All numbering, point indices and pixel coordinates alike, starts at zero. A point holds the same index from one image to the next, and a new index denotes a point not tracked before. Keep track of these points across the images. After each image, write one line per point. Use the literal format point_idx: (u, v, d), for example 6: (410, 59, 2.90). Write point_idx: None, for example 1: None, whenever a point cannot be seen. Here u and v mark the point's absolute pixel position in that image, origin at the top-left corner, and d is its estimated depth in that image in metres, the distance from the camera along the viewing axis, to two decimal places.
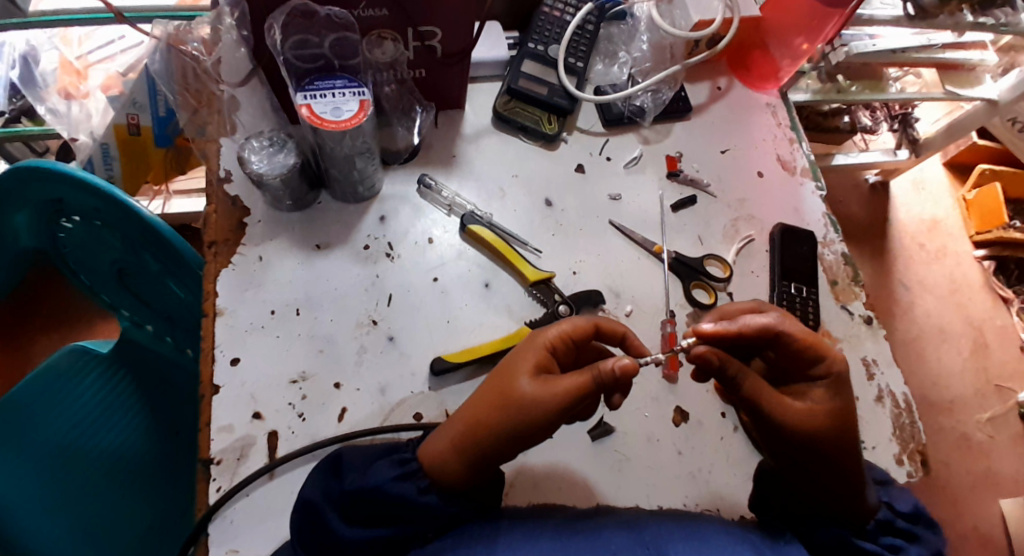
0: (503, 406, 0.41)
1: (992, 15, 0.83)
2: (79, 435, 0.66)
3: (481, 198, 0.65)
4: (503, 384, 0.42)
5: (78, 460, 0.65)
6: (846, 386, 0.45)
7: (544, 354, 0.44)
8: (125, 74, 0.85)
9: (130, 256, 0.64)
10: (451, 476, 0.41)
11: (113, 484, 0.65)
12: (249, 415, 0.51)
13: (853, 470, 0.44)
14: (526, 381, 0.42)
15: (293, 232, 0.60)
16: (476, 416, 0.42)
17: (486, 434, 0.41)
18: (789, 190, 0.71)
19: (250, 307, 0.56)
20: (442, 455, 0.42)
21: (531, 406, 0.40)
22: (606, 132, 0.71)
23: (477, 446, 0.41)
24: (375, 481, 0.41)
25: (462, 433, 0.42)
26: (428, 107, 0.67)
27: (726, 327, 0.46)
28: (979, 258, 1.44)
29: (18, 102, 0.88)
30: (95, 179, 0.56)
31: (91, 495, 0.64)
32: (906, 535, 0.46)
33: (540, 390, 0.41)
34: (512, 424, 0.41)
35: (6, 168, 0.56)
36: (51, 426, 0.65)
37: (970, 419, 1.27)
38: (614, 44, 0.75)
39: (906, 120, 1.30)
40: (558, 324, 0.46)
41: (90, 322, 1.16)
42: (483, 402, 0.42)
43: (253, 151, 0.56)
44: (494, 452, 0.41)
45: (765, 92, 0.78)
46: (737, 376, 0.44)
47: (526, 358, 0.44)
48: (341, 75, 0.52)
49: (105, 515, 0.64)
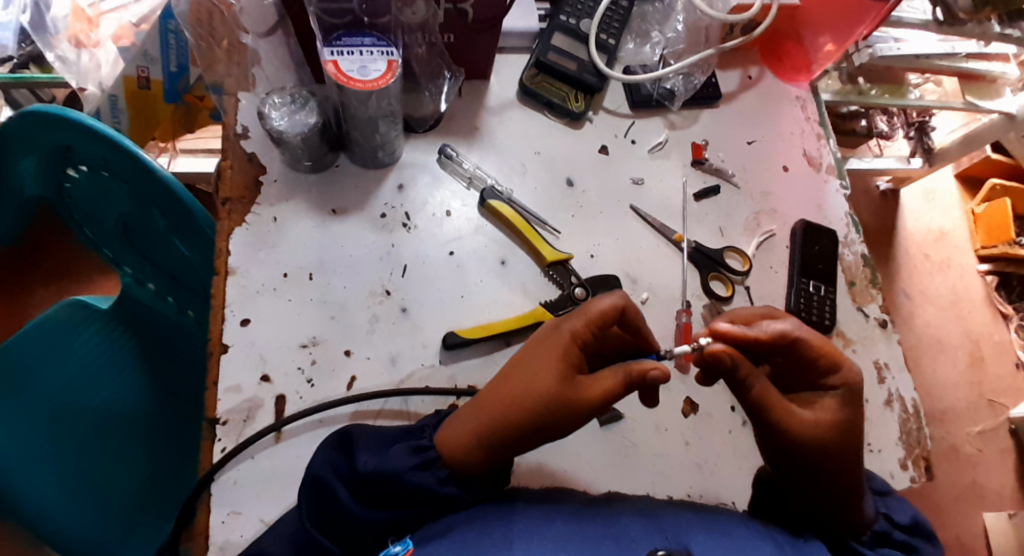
0: (534, 406, 0.40)
1: (1018, 28, 0.82)
2: (75, 389, 0.65)
3: (502, 172, 0.64)
4: (531, 379, 0.41)
5: (74, 414, 0.64)
6: (856, 400, 0.45)
7: (571, 344, 0.43)
8: (138, 25, 0.84)
9: (137, 213, 0.62)
10: (474, 464, 0.40)
11: (105, 442, 0.65)
12: (258, 377, 0.50)
13: (850, 483, 0.43)
14: (555, 373, 0.41)
15: (310, 195, 0.58)
16: (500, 405, 0.41)
17: (516, 430, 0.40)
18: (813, 186, 0.70)
19: (262, 267, 0.54)
20: (463, 448, 0.40)
21: (564, 409, 0.40)
22: (632, 114, 0.69)
23: (502, 442, 0.40)
24: (391, 467, 0.39)
25: (483, 421, 0.41)
26: (456, 74, 0.64)
27: (744, 332, 0.44)
28: (982, 272, 1.43)
29: (29, 47, 0.82)
30: (103, 127, 0.55)
31: (84, 454, 0.63)
32: (901, 546, 0.44)
33: (574, 391, 0.41)
34: (543, 424, 0.40)
35: (15, 113, 0.55)
36: (49, 376, 0.64)
37: (961, 431, 1.27)
38: (647, 23, 0.73)
39: (923, 127, 1.31)
40: (586, 313, 0.44)
41: (88, 278, 1.15)
42: (503, 391, 0.42)
43: (274, 106, 0.54)
44: (518, 447, 0.41)
45: (796, 85, 0.76)
46: (747, 381, 0.43)
47: (551, 349, 0.43)
48: (370, 33, 0.50)
49: (98, 471, 0.63)
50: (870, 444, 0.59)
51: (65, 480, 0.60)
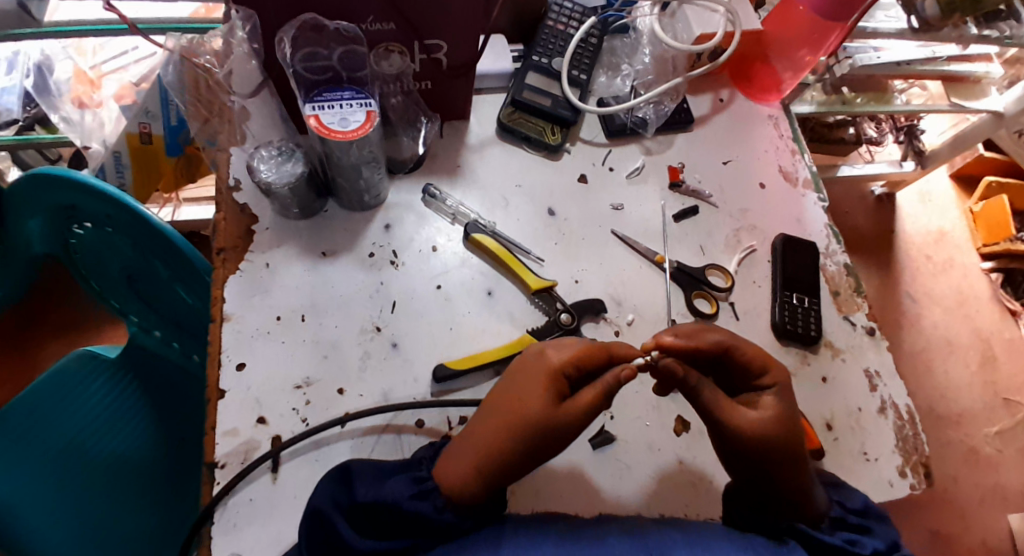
0: (524, 430, 0.43)
1: (996, 28, 0.87)
2: (81, 439, 0.67)
3: (485, 206, 0.66)
4: (520, 405, 0.44)
5: (81, 464, 0.66)
6: (789, 394, 0.48)
7: (557, 370, 0.46)
8: (138, 84, 0.88)
9: (140, 264, 0.65)
10: (473, 495, 0.42)
11: (111, 489, 0.66)
12: (254, 419, 0.52)
13: (799, 471, 0.45)
14: (542, 398, 0.44)
15: (301, 240, 0.61)
16: (494, 435, 0.44)
17: (508, 454, 0.43)
18: (792, 201, 0.72)
19: (257, 312, 0.57)
20: (462, 479, 0.43)
21: (551, 427, 0.43)
22: (608, 143, 0.72)
23: (498, 467, 0.43)
24: (393, 496, 0.42)
25: (480, 452, 0.43)
26: (433, 118, 0.68)
27: (684, 343, 0.48)
28: (986, 270, 1.43)
29: (33, 110, 0.91)
30: (107, 186, 0.58)
31: (92, 501, 0.64)
32: (860, 530, 0.46)
33: (558, 410, 0.44)
34: (534, 445, 0.43)
35: (26, 175, 0.58)
36: (56, 428, 0.66)
37: (979, 433, 1.25)
38: (617, 57, 0.76)
39: (912, 131, 1.31)
40: (569, 344, 0.48)
41: (99, 329, 1.18)
42: (495, 421, 0.44)
43: (263, 159, 0.57)
44: (514, 472, 0.43)
45: (767, 105, 0.79)
46: (698, 387, 0.46)
47: (537, 376, 0.46)
48: (348, 87, 0.53)
49: (107, 524, 0.64)
50: (866, 453, 0.59)
51: (71, 536, 0.62)
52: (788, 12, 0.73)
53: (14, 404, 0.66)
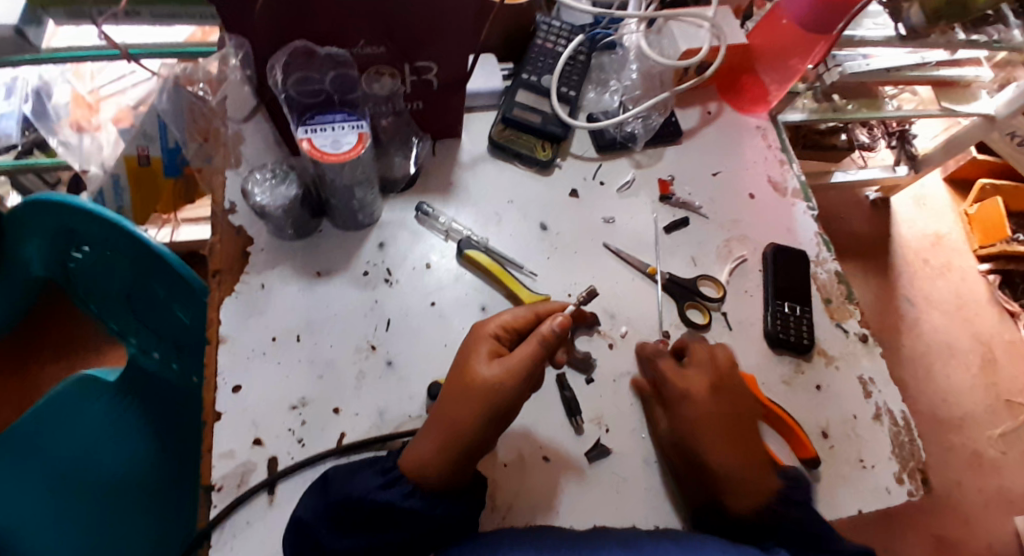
0: (470, 399, 0.45)
1: (985, 32, 0.89)
2: (81, 459, 0.68)
3: (478, 223, 0.67)
4: (462, 377, 0.46)
5: (83, 483, 0.67)
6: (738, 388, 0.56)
7: (496, 337, 0.49)
8: (137, 107, 0.90)
9: (139, 285, 0.66)
10: (438, 472, 0.43)
11: (110, 509, 0.66)
12: (250, 441, 0.52)
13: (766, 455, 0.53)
14: (479, 365, 0.46)
15: (296, 260, 0.61)
16: (444, 409, 0.45)
17: (461, 426, 0.44)
18: (782, 210, 0.73)
19: (252, 333, 0.57)
20: (423, 461, 0.44)
21: (496, 386, 0.45)
22: (599, 157, 0.73)
23: (455, 440, 0.44)
24: (361, 491, 0.43)
25: (436, 432, 0.45)
26: (423, 139, 0.69)
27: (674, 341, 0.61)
28: (983, 272, 1.44)
29: (32, 134, 0.89)
30: (102, 210, 0.59)
31: (93, 521, 0.65)
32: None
33: (500, 368, 0.45)
34: (484, 410, 0.44)
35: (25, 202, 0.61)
36: (59, 449, 0.68)
37: (981, 436, 1.25)
38: (605, 73, 0.78)
39: (904, 136, 1.33)
40: (500, 318, 0.51)
41: (99, 350, 1.19)
42: (443, 401, 0.46)
43: (257, 183, 0.58)
44: (473, 441, 0.44)
45: (755, 116, 0.80)
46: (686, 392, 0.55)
47: (474, 349, 0.48)
48: (340, 110, 0.54)
49: (106, 546, 0.65)
50: (862, 460, 0.60)
51: None
52: (772, 27, 0.75)
53: (18, 428, 0.69)
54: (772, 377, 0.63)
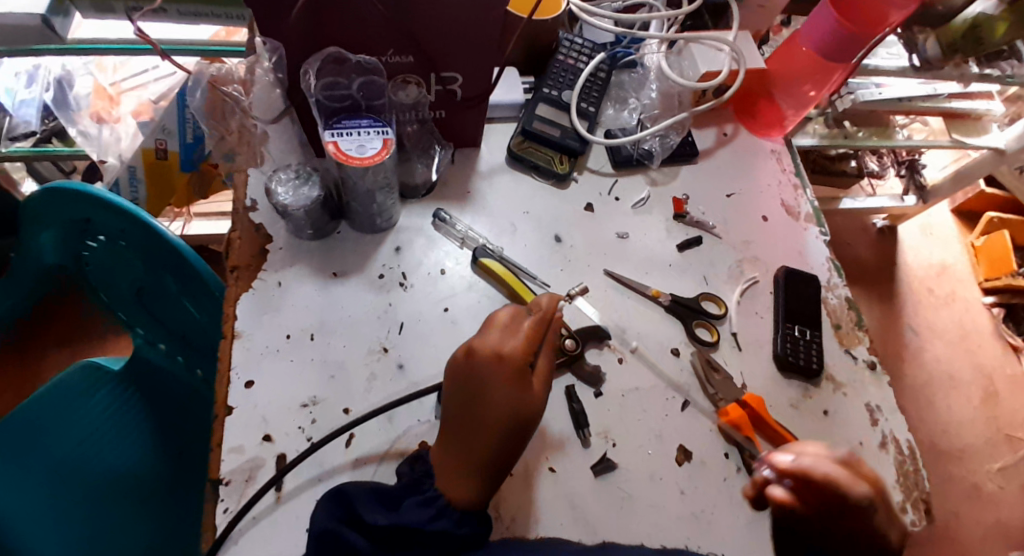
0: (515, 429, 0.47)
1: (998, 68, 0.90)
2: (80, 451, 0.67)
3: (493, 232, 0.68)
4: (504, 407, 0.47)
5: (80, 476, 0.66)
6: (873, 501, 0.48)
7: (521, 363, 0.50)
8: (157, 102, 0.90)
9: (151, 278, 0.67)
10: (478, 499, 0.46)
11: (107, 500, 0.66)
12: (260, 437, 0.53)
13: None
14: (518, 394, 0.48)
15: (312, 260, 0.62)
16: (481, 439, 0.47)
17: (503, 456, 0.47)
18: (794, 234, 0.73)
19: (267, 330, 0.58)
20: (468, 491, 0.46)
21: (532, 413, 0.48)
22: (614, 173, 0.74)
23: (497, 468, 0.47)
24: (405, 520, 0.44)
25: (477, 462, 0.47)
26: (446, 147, 0.70)
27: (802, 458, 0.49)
28: (988, 305, 1.44)
29: (51, 122, 0.93)
30: (122, 201, 0.61)
31: (90, 515, 0.64)
32: None
33: (531, 394, 0.49)
34: (522, 436, 0.48)
35: (42, 189, 0.61)
36: (58, 440, 0.67)
37: (981, 469, 1.25)
38: (625, 91, 0.79)
39: (913, 166, 1.34)
40: (517, 333, 0.51)
41: (103, 340, 1.19)
42: (482, 430, 0.47)
43: (280, 183, 0.59)
44: (507, 463, 0.48)
45: (770, 139, 0.80)
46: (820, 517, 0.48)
47: (504, 373, 0.49)
48: (367, 115, 0.55)
49: (104, 540, 0.64)
50: None
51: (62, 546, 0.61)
52: (790, 51, 0.76)
53: (18, 415, 0.67)
54: (780, 400, 0.63)
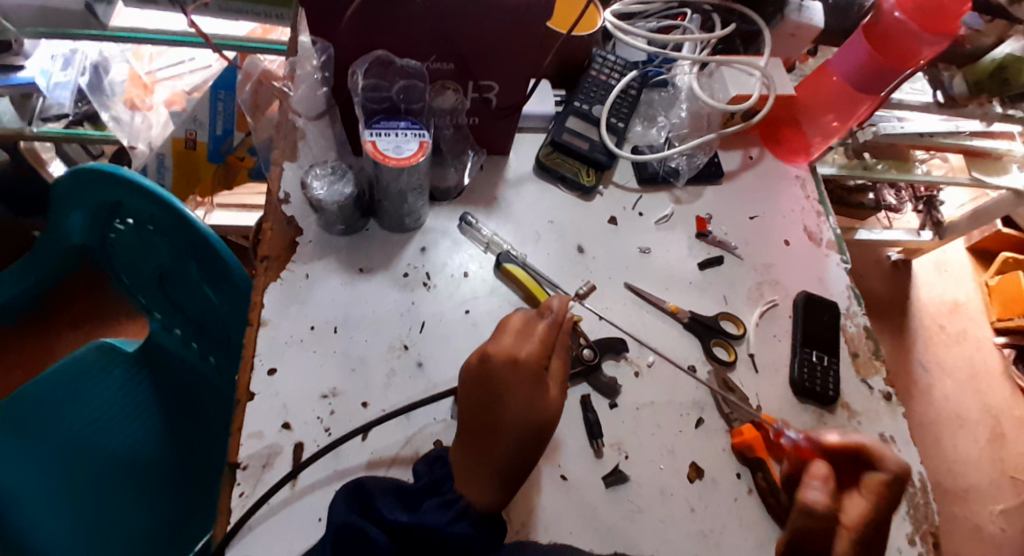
0: (532, 434, 0.48)
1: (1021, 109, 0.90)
2: (87, 430, 0.69)
3: (517, 239, 0.69)
4: (520, 412, 0.48)
5: (85, 454, 0.67)
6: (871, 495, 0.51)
7: (536, 368, 0.50)
8: (190, 93, 0.93)
9: (174, 262, 0.68)
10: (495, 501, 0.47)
11: (114, 480, 0.67)
12: (279, 424, 0.54)
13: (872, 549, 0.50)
14: (533, 398, 0.49)
15: (340, 255, 0.63)
16: (497, 443, 0.47)
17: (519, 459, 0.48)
18: (814, 260, 0.74)
19: (292, 321, 0.59)
20: (485, 494, 0.47)
21: (548, 417, 0.49)
22: (639, 189, 0.75)
23: (513, 470, 0.48)
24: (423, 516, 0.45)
25: (493, 465, 0.47)
26: (478, 152, 0.71)
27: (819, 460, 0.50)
28: (999, 345, 1.43)
29: (84, 107, 0.92)
30: (145, 181, 0.61)
31: (94, 495, 0.65)
32: None
33: (546, 399, 0.50)
34: (539, 439, 0.49)
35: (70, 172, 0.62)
36: (65, 420, 0.68)
37: (984, 511, 1.23)
38: (654, 109, 0.80)
39: (931, 202, 1.36)
40: (531, 338, 0.52)
41: (116, 323, 1.21)
42: (499, 435, 0.47)
43: (316, 177, 0.61)
44: (522, 467, 0.48)
45: (795, 165, 0.81)
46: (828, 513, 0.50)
47: (519, 377, 0.49)
48: (405, 117, 0.56)
49: (106, 519, 0.65)
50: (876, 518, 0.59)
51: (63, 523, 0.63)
52: (821, 80, 0.78)
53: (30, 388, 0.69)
54: (794, 425, 0.63)
